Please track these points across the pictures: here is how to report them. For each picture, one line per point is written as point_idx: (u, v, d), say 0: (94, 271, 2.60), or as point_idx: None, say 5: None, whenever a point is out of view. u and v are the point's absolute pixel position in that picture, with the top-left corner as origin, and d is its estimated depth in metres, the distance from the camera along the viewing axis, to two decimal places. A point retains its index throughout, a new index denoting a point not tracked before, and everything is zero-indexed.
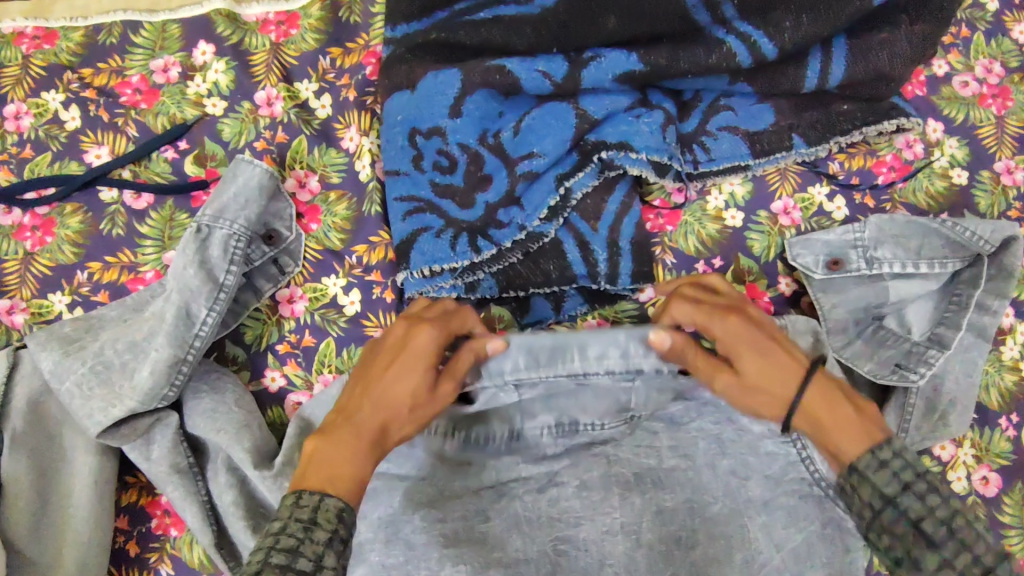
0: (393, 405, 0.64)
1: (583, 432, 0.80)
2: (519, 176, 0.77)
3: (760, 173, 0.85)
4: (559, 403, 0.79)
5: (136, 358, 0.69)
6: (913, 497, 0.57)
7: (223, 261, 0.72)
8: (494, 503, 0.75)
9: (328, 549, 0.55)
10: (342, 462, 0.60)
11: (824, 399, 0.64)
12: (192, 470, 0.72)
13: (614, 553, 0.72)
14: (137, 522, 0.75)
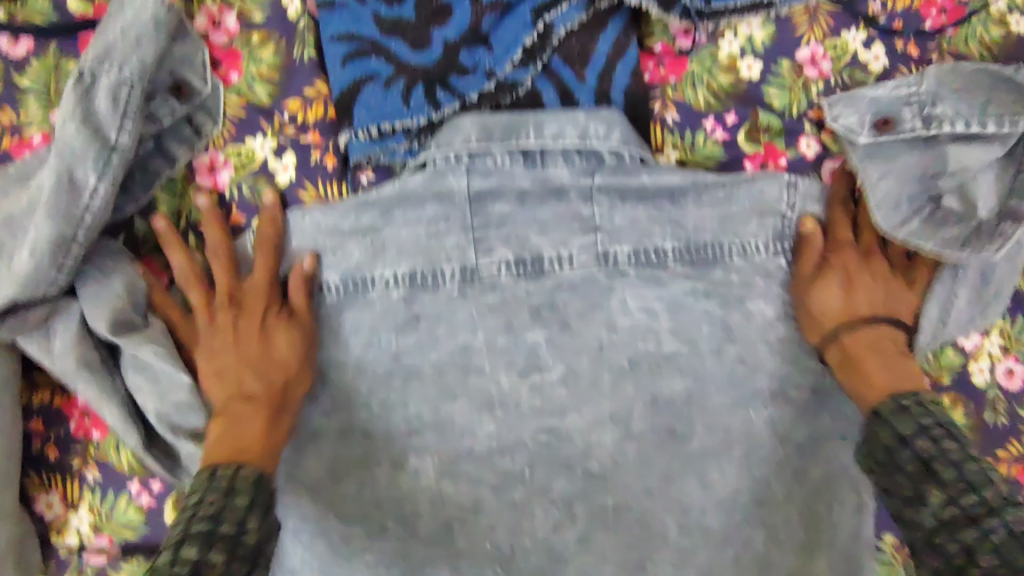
0: (290, 364, 0.64)
1: (549, 272, 0.68)
2: (486, 7, 0.67)
3: (784, 13, 0.70)
4: (517, 232, 0.68)
5: (14, 236, 0.58)
6: (926, 437, 0.57)
7: (114, 116, 0.58)
8: (462, 382, 0.68)
9: (250, 512, 0.55)
10: (242, 439, 0.60)
11: (875, 339, 0.66)
12: (105, 364, 0.62)
13: (602, 443, 0.69)
14: (53, 425, 0.66)
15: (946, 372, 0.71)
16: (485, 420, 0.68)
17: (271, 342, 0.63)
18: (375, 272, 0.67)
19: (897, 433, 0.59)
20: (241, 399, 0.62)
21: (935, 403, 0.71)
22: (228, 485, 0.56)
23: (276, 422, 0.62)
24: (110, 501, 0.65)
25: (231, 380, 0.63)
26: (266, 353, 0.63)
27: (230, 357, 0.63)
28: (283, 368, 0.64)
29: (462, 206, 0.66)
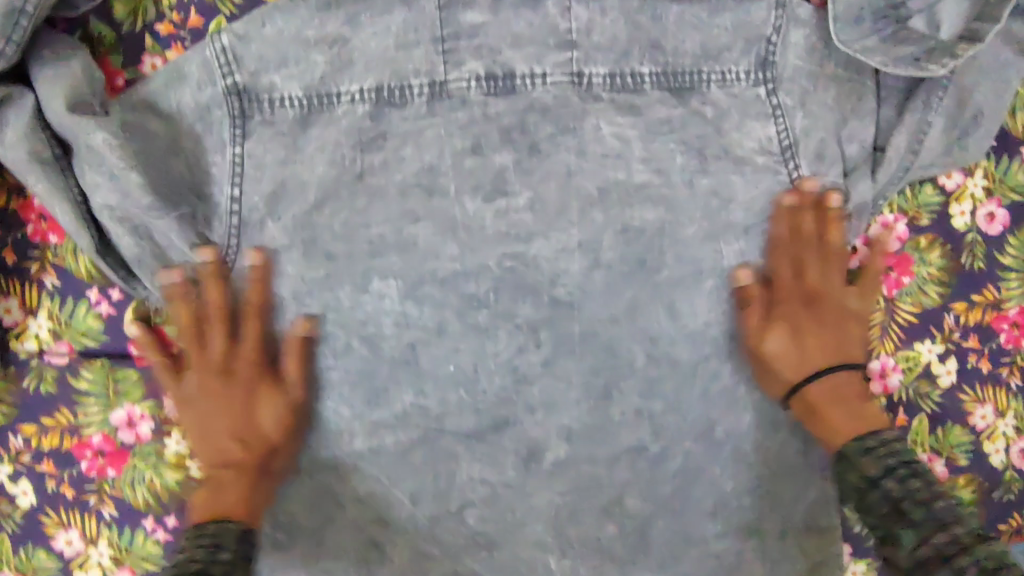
0: (224, 440, 0.64)
1: (522, 89, 0.66)
2: None
3: None
4: (489, 44, 0.65)
5: None
6: (893, 480, 0.57)
7: None
8: (425, 204, 0.65)
9: (231, 568, 0.56)
10: (227, 499, 0.62)
11: (833, 388, 0.64)
12: (58, 161, 0.64)
13: (569, 272, 0.67)
14: (10, 230, 0.70)
15: (924, 211, 0.70)
16: (448, 243, 0.66)
17: (212, 383, 0.64)
18: (341, 86, 0.65)
19: (863, 475, 0.59)
20: (229, 463, 0.64)
21: (911, 242, 0.70)
22: (212, 536, 0.58)
23: (252, 496, 0.64)
24: (71, 310, 0.70)
25: (213, 444, 0.64)
26: (250, 421, 0.65)
27: (210, 398, 0.64)
28: (261, 434, 0.65)
29: (430, 12, 0.64)
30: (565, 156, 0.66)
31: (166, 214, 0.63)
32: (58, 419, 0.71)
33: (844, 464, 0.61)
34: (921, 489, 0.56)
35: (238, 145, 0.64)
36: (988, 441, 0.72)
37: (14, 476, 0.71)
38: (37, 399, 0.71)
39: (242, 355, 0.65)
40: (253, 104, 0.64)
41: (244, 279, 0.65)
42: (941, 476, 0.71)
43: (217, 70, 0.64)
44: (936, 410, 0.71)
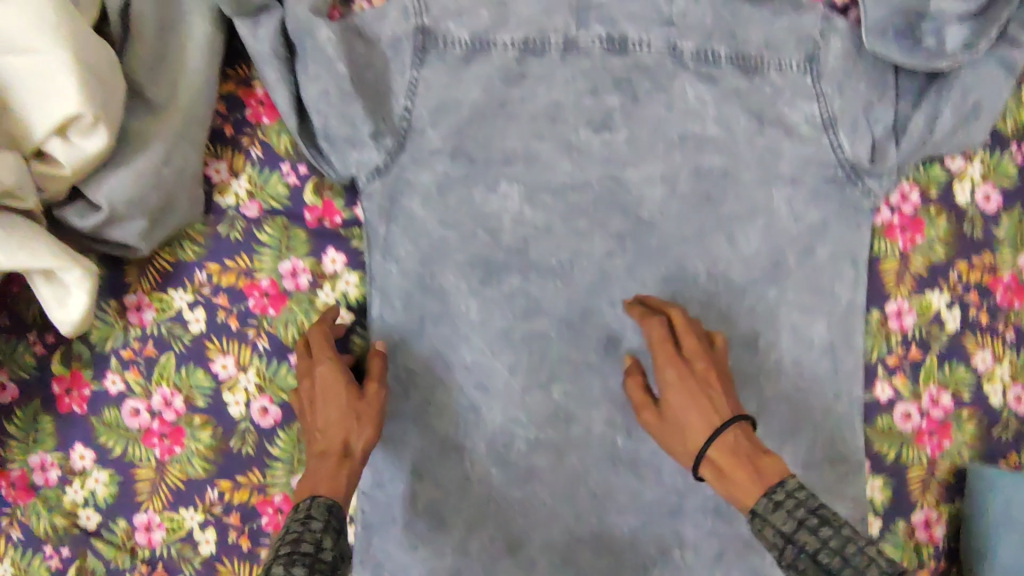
0: (334, 415, 0.72)
1: (632, 52, 0.83)
2: None
3: None
4: (610, 15, 0.83)
5: None
6: (806, 531, 0.60)
7: None
8: (550, 128, 0.84)
9: (325, 534, 0.63)
10: (319, 478, 0.68)
11: (735, 447, 0.66)
12: (286, 60, 0.80)
13: (652, 197, 0.84)
14: (234, 110, 0.84)
15: (934, 185, 0.88)
16: (566, 164, 0.83)
17: (340, 400, 0.72)
18: (497, 36, 0.84)
19: (778, 530, 0.62)
20: (316, 449, 0.71)
21: (921, 209, 0.87)
22: (303, 514, 0.64)
23: (342, 472, 0.69)
24: (268, 175, 0.84)
25: (312, 439, 0.72)
26: (324, 415, 0.72)
27: (340, 410, 0.72)
28: (336, 434, 0.71)
29: None
30: (663, 120, 0.85)
31: (365, 109, 0.80)
32: (238, 261, 0.83)
33: (758, 521, 0.64)
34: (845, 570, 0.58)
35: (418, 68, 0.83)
36: (988, 382, 0.86)
37: (191, 304, 0.83)
38: (225, 244, 0.83)
39: (318, 368, 0.74)
40: (425, 57, 0.84)
41: (405, 172, 0.83)
42: (947, 406, 0.85)
43: (410, 14, 0.83)
44: (942, 350, 0.86)
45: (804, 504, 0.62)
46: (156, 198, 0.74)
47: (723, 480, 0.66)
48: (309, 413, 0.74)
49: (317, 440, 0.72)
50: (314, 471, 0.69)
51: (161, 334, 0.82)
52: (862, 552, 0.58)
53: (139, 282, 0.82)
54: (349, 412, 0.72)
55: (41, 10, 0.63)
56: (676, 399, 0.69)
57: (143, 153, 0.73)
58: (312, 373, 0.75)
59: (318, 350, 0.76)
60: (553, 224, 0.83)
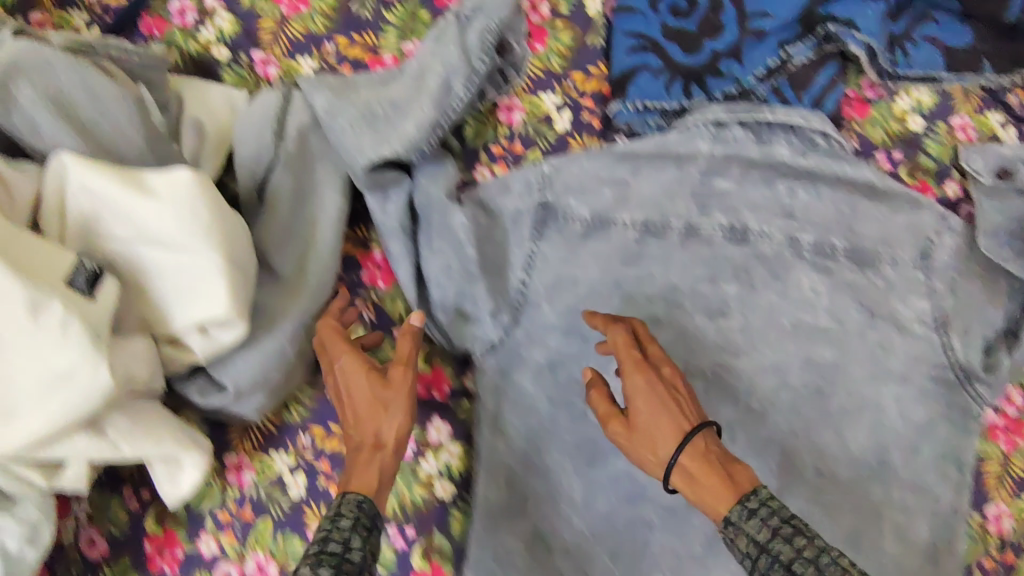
0: (365, 400, 0.66)
1: (753, 241, 0.83)
2: (750, 32, 0.83)
3: (946, 89, 0.90)
4: (734, 205, 0.83)
5: (397, 114, 0.76)
6: (779, 539, 0.55)
7: (481, 46, 0.79)
8: (667, 312, 0.83)
9: (353, 533, 0.56)
10: (363, 473, 0.62)
11: (703, 453, 0.62)
12: (411, 232, 0.80)
13: (763, 386, 0.84)
14: (350, 270, 0.83)
15: None
16: (678, 348, 0.83)
17: (364, 389, 0.66)
18: (618, 216, 0.83)
19: (750, 537, 0.57)
20: (355, 430, 0.66)
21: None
22: (336, 515, 0.59)
23: (381, 459, 0.63)
24: None
25: (353, 425, 0.66)
26: (355, 408, 0.66)
27: (367, 397, 0.66)
28: (370, 424, 0.65)
29: (694, 176, 0.82)
30: (776, 307, 0.84)
31: (485, 287, 0.80)
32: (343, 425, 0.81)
33: (732, 531, 0.59)
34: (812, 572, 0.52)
35: (536, 242, 0.83)
36: None
37: (292, 468, 0.81)
38: (330, 407, 0.81)
39: (339, 365, 0.68)
40: (542, 232, 0.83)
41: (518, 347, 0.82)
42: None
43: (533, 189, 0.83)
44: None
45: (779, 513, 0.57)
46: (277, 376, 0.73)
47: (696, 485, 0.61)
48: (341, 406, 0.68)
49: (355, 422, 0.66)
50: (356, 465, 0.63)
51: (259, 497, 0.80)
52: (835, 561, 0.53)
53: (241, 442, 0.81)
54: (384, 393, 0.66)
55: (199, 213, 0.63)
56: (640, 406, 0.65)
57: (270, 332, 0.72)
58: (336, 367, 0.68)
59: (338, 344, 0.69)
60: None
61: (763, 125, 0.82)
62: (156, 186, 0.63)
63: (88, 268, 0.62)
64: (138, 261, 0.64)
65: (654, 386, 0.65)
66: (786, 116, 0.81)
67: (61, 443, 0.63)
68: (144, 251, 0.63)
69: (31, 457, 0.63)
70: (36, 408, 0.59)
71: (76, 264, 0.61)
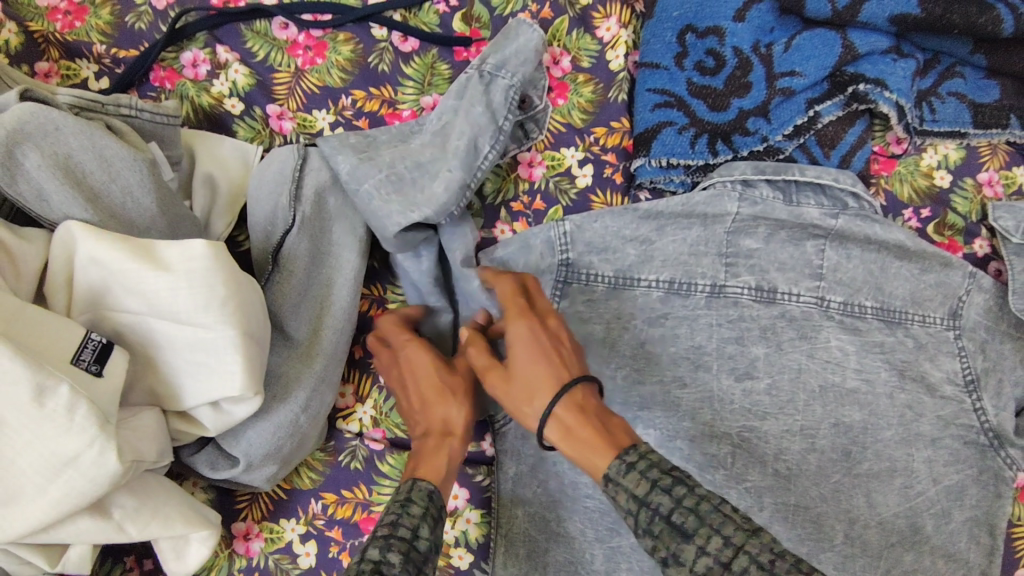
0: (432, 387, 0.68)
1: (780, 301, 0.81)
2: (777, 90, 0.81)
3: (973, 144, 0.89)
4: (760, 264, 0.81)
5: (424, 175, 0.74)
6: (661, 492, 0.52)
7: (505, 107, 0.78)
8: (691, 373, 0.80)
9: (423, 521, 0.56)
10: (433, 458, 0.64)
11: (575, 404, 0.58)
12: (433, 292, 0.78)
13: (790, 450, 0.80)
14: (364, 330, 0.81)
15: None
16: (704, 411, 0.80)
17: (430, 378, 0.68)
18: (642, 275, 0.81)
19: (629, 492, 0.53)
20: (422, 416, 0.68)
21: None
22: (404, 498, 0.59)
23: (448, 445, 0.65)
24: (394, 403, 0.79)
25: (422, 412, 0.68)
26: (423, 398, 0.68)
27: (434, 382, 0.68)
28: (440, 409, 0.67)
29: (720, 235, 0.81)
30: (802, 368, 0.81)
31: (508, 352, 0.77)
32: (356, 492, 0.78)
33: (611, 488, 0.55)
34: (702, 530, 0.49)
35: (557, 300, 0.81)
36: None
37: (304, 536, 0.77)
38: (344, 472, 0.78)
39: (400, 354, 0.71)
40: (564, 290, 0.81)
41: None
42: None
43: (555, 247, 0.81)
44: None
45: (660, 463, 0.54)
46: (290, 445, 0.70)
47: (573, 439, 0.57)
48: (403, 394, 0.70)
49: (421, 412, 0.68)
50: (426, 453, 0.65)
51: (268, 567, 0.77)
52: (716, 510, 0.50)
53: (251, 508, 0.78)
54: (450, 382, 0.68)
55: (213, 286, 0.60)
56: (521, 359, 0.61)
57: (284, 402, 0.69)
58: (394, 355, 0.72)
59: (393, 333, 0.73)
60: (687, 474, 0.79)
61: (789, 184, 0.82)
62: (170, 257, 0.60)
63: (95, 343, 0.59)
64: (149, 334, 0.61)
65: (540, 335, 0.62)
66: (815, 176, 0.81)
67: (64, 528, 0.59)
68: (156, 325, 0.61)
69: (33, 541, 0.60)
70: (39, 494, 0.56)
71: (83, 339, 0.59)
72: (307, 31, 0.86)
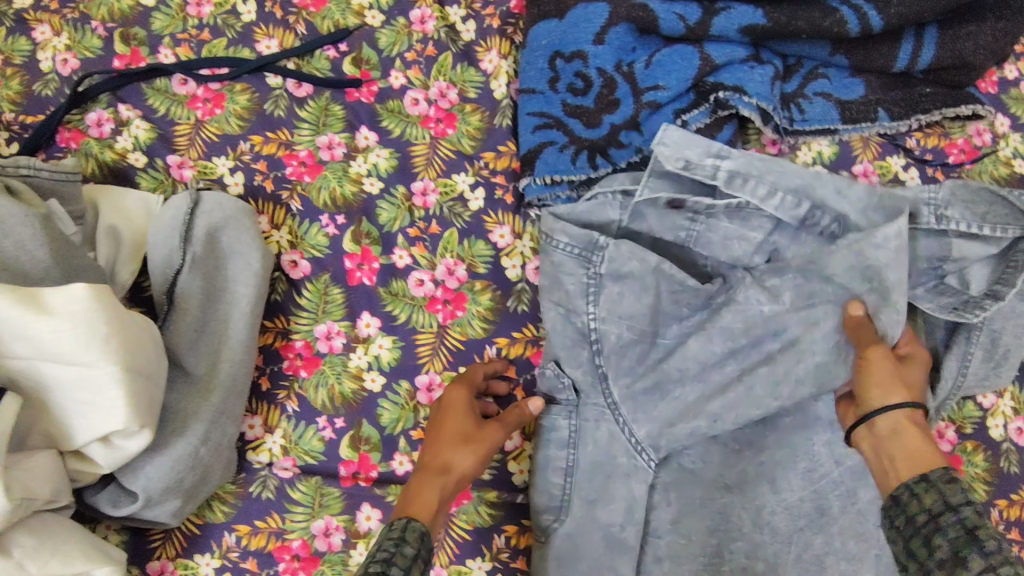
0: (463, 435, 0.74)
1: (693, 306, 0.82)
2: (644, 104, 0.86)
3: (845, 139, 0.94)
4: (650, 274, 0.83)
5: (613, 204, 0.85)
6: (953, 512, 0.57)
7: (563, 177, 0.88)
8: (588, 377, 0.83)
9: (415, 562, 0.58)
10: (428, 495, 0.68)
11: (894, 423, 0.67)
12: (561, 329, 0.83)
13: (693, 444, 0.84)
14: (270, 361, 0.84)
15: (968, 422, 0.88)
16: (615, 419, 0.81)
17: (463, 421, 0.75)
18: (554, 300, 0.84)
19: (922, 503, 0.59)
20: (445, 451, 0.73)
21: (959, 446, 0.87)
22: (398, 534, 0.62)
23: (446, 486, 0.70)
24: (302, 431, 0.82)
25: (438, 449, 0.73)
26: (456, 439, 0.74)
27: (459, 430, 0.75)
28: (457, 457, 0.72)
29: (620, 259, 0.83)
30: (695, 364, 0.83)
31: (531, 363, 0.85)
32: (269, 522, 0.80)
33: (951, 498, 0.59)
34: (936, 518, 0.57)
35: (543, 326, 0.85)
36: None
37: (218, 569, 0.79)
38: (254, 504, 0.81)
39: (454, 396, 0.78)
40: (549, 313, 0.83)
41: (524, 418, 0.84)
42: None
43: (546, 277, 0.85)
44: None
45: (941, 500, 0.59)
46: (192, 478, 0.72)
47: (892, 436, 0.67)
48: (446, 427, 0.75)
49: (439, 449, 0.73)
50: (423, 484, 0.70)
51: None
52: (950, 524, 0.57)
53: (164, 546, 0.80)
54: (483, 443, 0.74)
55: (95, 325, 0.63)
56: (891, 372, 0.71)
57: (182, 436, 0.72)
58: (462, 394, 0.78)
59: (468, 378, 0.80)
60: (594, 476, 0.82)
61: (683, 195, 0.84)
62: (51, 301, 0.63)
63: None
64: (39, 377, 0.64)
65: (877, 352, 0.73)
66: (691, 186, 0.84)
67: None
68: (45, 367, 0.64)
69: None
70: None
71: None
72: (205, 85, 0.91)
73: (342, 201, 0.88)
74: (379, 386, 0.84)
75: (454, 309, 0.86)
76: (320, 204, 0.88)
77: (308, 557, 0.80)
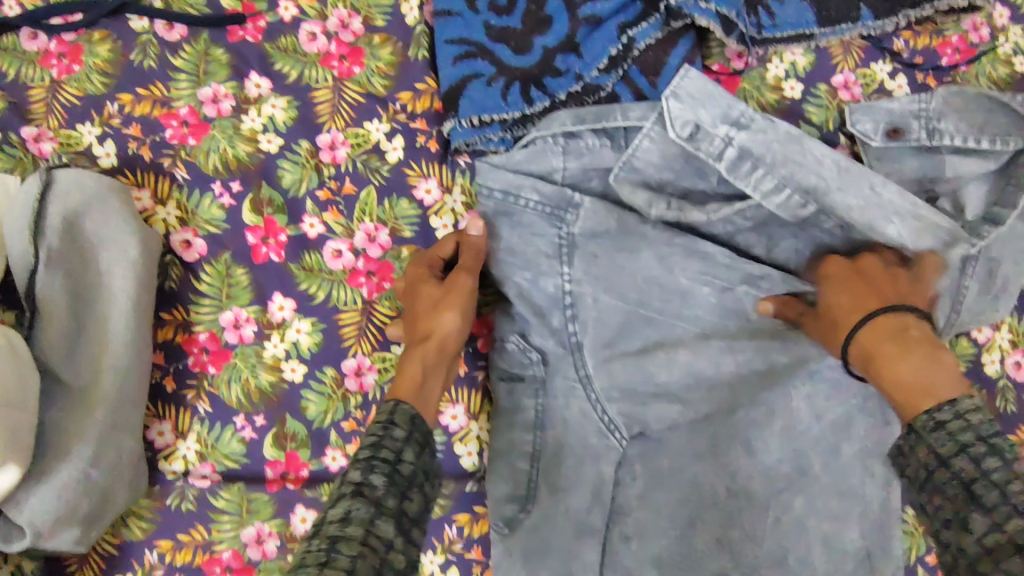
0: (435, 298, 0.68)
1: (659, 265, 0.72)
2: (580, 20, 0.74)
3: (823, 44, 0.80)
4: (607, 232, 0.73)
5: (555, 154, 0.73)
6: (966, 457, 0.47)
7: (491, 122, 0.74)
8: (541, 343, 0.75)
9: (407, 445, 0.54)
10: (416, 369, 0.63)
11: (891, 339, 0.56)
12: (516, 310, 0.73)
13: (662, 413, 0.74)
14: (173, 359, 0.74)
15: (962, 361, 0.80)
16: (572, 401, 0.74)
17: (433, 286, 0.69)
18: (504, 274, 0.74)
19: (933, 451, 0.50)
20: (423, 316, 0.67)
21: None
22: (387, 417, 0.56)
23: (432, 355, 0.65)
24: (219, 432, 0.73)
25: (416, 322, 0.67)
26: (432, 305, 0.68)
27: (429, 297, 0.68)
28: (433, 324, 0.66)
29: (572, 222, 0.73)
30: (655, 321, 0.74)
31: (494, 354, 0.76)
32: (193, 535, 0.72)
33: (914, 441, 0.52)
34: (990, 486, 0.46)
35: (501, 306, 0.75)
36: None
37: None
38: (175, 517, 0.72)
39: (420, 267, 0.72)
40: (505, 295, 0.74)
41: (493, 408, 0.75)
42: None
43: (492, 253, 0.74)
44: None
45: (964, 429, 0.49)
46: (88, 504, 0.63)
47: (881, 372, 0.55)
48: (418, 296, 0.69)
49: (416, 321, 0.68)
50: (410, 358, 0.64)
51: None
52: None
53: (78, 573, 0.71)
54: (461, 300, 0.68)
55: None
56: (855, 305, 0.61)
57: (65, 460, 0.62)
58: (427, 265, 0.72)
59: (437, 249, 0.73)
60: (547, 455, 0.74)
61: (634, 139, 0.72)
62: None
63: None
64: None
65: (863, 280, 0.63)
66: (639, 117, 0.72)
67: None
68: None
69: None
70: None
71: None
72: (57, 37, 0.76)
73: (236, 164, 0.75)
74: (301, 375, 0.74)
75: (380, 281, 0.75)
76: (210, 169, 0.75)
77: (240, 568, 0.71)
